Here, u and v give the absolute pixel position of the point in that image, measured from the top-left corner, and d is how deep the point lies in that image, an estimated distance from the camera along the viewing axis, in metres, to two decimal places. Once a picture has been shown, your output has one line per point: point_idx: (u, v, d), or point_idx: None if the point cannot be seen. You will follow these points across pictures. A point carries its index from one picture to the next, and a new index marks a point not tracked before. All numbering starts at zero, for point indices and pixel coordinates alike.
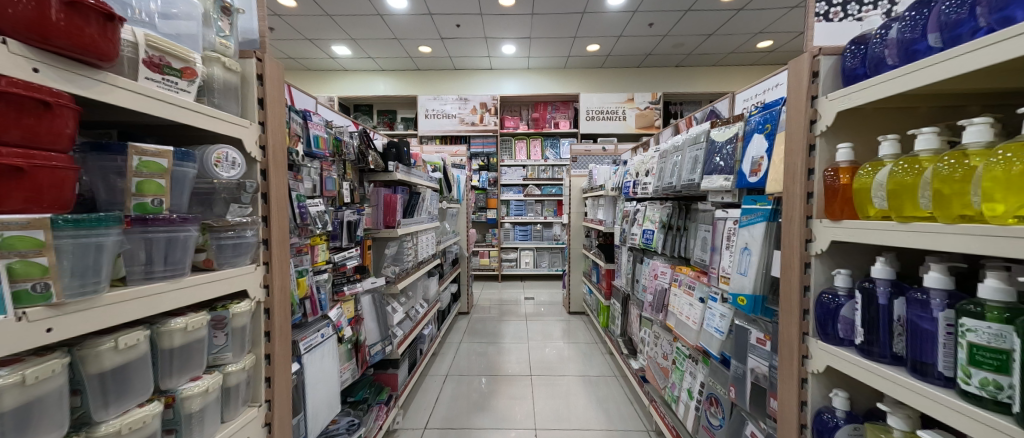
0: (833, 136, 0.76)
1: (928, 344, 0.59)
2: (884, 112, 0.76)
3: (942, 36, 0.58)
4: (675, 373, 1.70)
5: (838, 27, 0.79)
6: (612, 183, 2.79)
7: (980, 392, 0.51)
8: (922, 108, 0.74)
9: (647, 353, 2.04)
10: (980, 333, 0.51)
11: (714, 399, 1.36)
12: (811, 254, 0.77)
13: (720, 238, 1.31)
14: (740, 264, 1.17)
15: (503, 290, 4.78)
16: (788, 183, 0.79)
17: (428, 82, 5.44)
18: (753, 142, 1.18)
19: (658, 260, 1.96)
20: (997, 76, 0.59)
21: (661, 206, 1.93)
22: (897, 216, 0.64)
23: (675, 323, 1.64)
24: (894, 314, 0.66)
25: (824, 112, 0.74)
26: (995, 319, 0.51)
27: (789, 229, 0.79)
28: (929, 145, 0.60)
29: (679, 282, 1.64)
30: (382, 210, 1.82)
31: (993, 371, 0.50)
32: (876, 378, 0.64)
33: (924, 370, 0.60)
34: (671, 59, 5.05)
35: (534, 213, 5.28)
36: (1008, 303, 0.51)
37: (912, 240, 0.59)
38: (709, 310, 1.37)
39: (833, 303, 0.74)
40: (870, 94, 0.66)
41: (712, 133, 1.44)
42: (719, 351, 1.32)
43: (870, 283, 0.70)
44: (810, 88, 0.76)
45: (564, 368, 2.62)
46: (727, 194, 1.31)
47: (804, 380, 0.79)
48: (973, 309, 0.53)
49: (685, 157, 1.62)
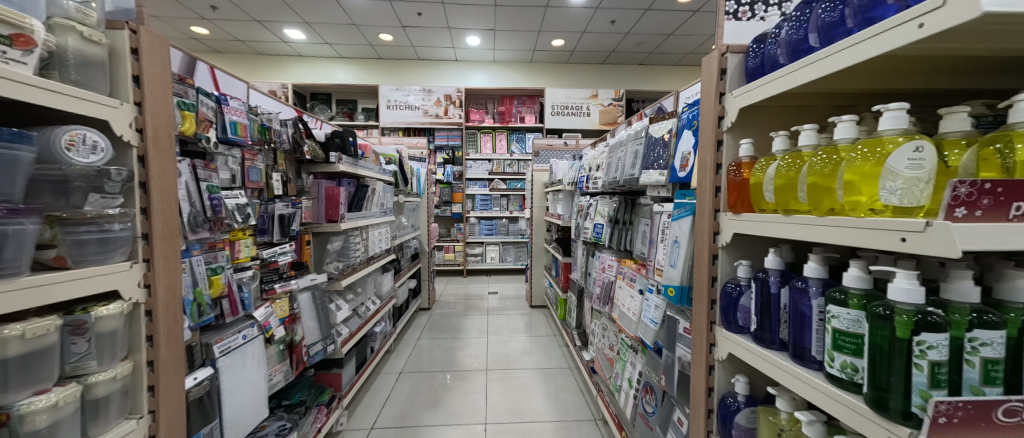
0: (738, 131, 0.79)
1: (806, 329, 0.63)
2: (784, 109, 0.80)
3: (820, 37, 0.61)
4: (619, 364, 1.73)
5: (745, 26, 0.81)
6: (569, 178, 2.81)
7: (841, 374, 0.54)
8: (817, 106, 0.79)
9: (596, 345, 2.08)
10: (841, 319, 0.55)
11: (649, 387, 1.41)
12: (718, 246, 0.80)
13: (657, 232, 1.35)
14: (672, 256, 1.21)
15: (468, 285, 4.73)
16: (701, 177, 0.82)
17: (390, 71, 5.25)
18: (683, 136, 1.21)
19: (607, 252, 1.99)
20: (870, 78, 0.63)
21: (610, 200, 1.96)
22: (783, 210, 0.68)
23: (619, 314, 1.67)
24: (781, 301, 0.69)
25: (729, 108, 0.77)
26: (855, 306, 0.54)
27: (701, 221, 0.82)
28: (809, 140, 0.63)
29: (624, 275, 1.67)
30: (323, 203, 1.72)
31: (850, 355, 0.53)
32: (765, 363, 0.68)
33: (802, 355, 0.63)
34: (634, 56, 5.16)
35: (499, 207, 5.22)
36: (866, 290, 0.54)
37: (793, 232, 0.62)
38: (647, 301, 1.40)
39: (735, 292, 0.78)
40: (765, 91, 0.68)
41: (652, 129, 1.47)
42: (653, 341, 1.35)
43: (764, 274, 0.73)
44: (718, 85, 0.79)
45: (521, 362, 2.63)
46: (663, 188, 1.35)
47: (711, 367, 0.83)
48: (839, 297, 0.56)
49: (629, 151, 1.65)
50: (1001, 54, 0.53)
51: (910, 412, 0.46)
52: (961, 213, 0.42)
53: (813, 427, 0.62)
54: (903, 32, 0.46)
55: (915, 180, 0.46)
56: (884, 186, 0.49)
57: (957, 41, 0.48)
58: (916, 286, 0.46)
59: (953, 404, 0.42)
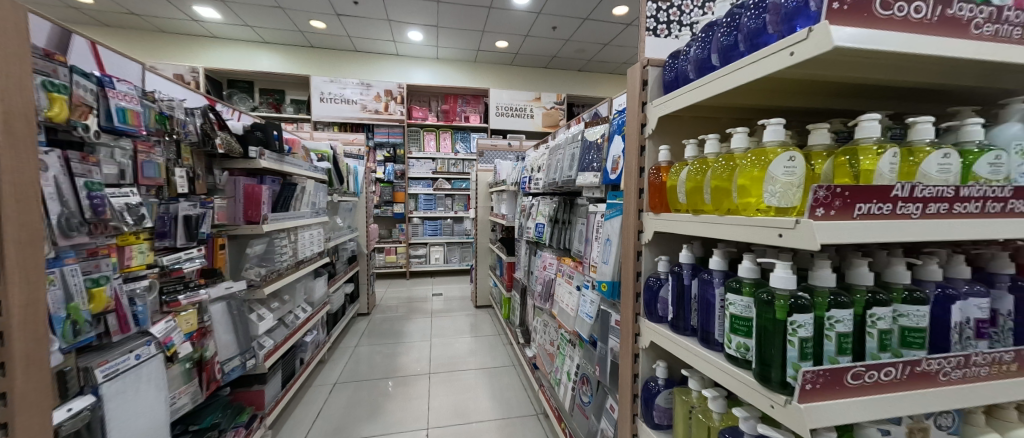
0: (658, 138, 0.87)
1: (710, 316, 0.71)
2: (696, 120, 0.89)
3: (719, 57, 0.69)
4: (558, 358, 1.79)
5: (663, 42, 0.90)
6: (512, 178, 2.85)
7: (736, 353, 0.62)
8: (721, 118, 0.89)
9: (538, 341, 2.13)
10: (736, 305, 0.62)
11: (585, 379, 1.49)
12: (642, 243, 0.87)
13: (592, 230, 1.42)
14: (604, 253, 1.28)
15: (411, 287, 4.57)
16: (627, 179, 0.88)
17: (324, 61, 4.89)
18: (614, 141, 1.29)
19: (548, 251, 2.05)
20: (760, 95, 0.72)
21: (551, 201, 2.02)
22: (691, 210, 0.75)
23: (559, 311, 1.74)
24: (692, 292, 0.77)
25: (649, 116, 0.84)
26: (747, 293, 0.62)
27: (627, 221, 0.88)
28: (713, 148, 0.71)
29: (563, 272, 1.74)
30: (241, 203, 1.56)
31: (743, 336, 0.61)
32: (678, 348, 0.75)
33: (708, 339, 0.71)
34: (574, 63, 5.38)
35: (444, 207, 5.12)
36: (755, 279, 0.62)
37: (699, 230, 0.69)
38: (583, 297, 1.47)
39: (656, 285, 0.85)
40: (677, 102, 0.75)
41: (587, 133, 1.54)
42: (589, 335, 1.42)
43: (678, 268, 0.81)
44: (641, 94, 0.86)
45: (465, 363, 2.60)
46: (597, 189, 1.43)
47: (636, 355, 0.89)
48: (735, 286, 0.64)
49: (567, 153, 1.71)
50: (851, 81, 0.65)
51: (786, 382, 0.54)
52: (820, 213, 0.50)
53: (716, 402, 0.70)
54: (779, 58, 0.53)
55: (789, 184, 0.55)
56: (766, 190, 0.57)
57: (820, 69, 0.58)
58: (790, 274, 0.55)
59: (815, 373, 0.50)
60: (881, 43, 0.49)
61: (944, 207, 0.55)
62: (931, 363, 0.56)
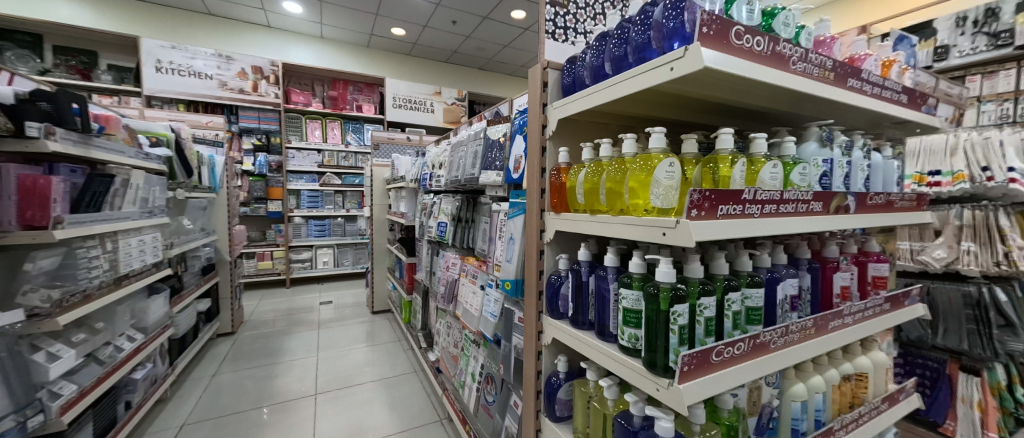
0: (558, 140, 0.89)
1: (606, 309, 0.75)
2: (591, 124, 0.94)
3: (612, 66, 0.73)
4: (462, 359, 1.75)
5: (560, 47, 0.93)
6: (411, 174, 2.70)
7: (628, 343, 0.67)
8: (612, 124, 0.96)
9: (441, 344, 2.06)
10: (628, 299, 0.67)
11: (490, 378, 1.48)
12: (544, 242, 0.89)
13: (495, 229, 1.42)
14: (508, 252, 1.28)
15: (292, 297, 3.97)
16: (529, 179, 0.90)
17: (162, 22, 3.88)
18: (515, 140, 1.30)
19: (450, 251, 1.98)
20: (643, 105, 0.79)
21: (452, 199, 1.96)
22: (588, 210, 0.79)
23: (462, 312, 1.70)
24: (590, 288, 0.81)
25: (550, 118, 0.86)
26: (636, 287, 0.67)
27: (530, 221, 0.90)
28: (607, 152, 0.75)
29: (466, 272, 1.71)
30: (13, 200, 1.11)
31: (633, 327, 0.66)
32: (578, 342, 0.78)
33: (604, 332, 0.75)
34: (475, 60, 5.38)
35: (333, 205, 4.59)
36: (642, 274, 0.68)
37: (595, 230, 0.73)
38: (487, 296, 1.46)
39: (557, 282, 0.88)
40: (575, 106, 0.78)
41: (489, 131, 1.53)
42: (493, 334, 1.42)
43: (577, 265, 0.85)
44: (542, 96, 0.88)
45: (360, 376, 2.36)
46: (500, 188, 1.42)
47: (540, 352, 0.91)
48: (627, 280, 0.69)
49: (468, 151, 1.68)
50: (711, 99, 0.76)
51: (669, 366, 0.60)
52: (694, 213, 0.56)
53: (610, 389, 0.75)
54: (661, 72, 0.58)
55: (670, 187, 0.61)
56: (652, 192, 0.63)
57: (691, 85, 0.65)
58: (670, 269, 0.61)
59: (691, 355, 0.57)
60: (735, 67, 0.58)
61: (774, 208, 0.68)
62: (766, 335, 0.68)
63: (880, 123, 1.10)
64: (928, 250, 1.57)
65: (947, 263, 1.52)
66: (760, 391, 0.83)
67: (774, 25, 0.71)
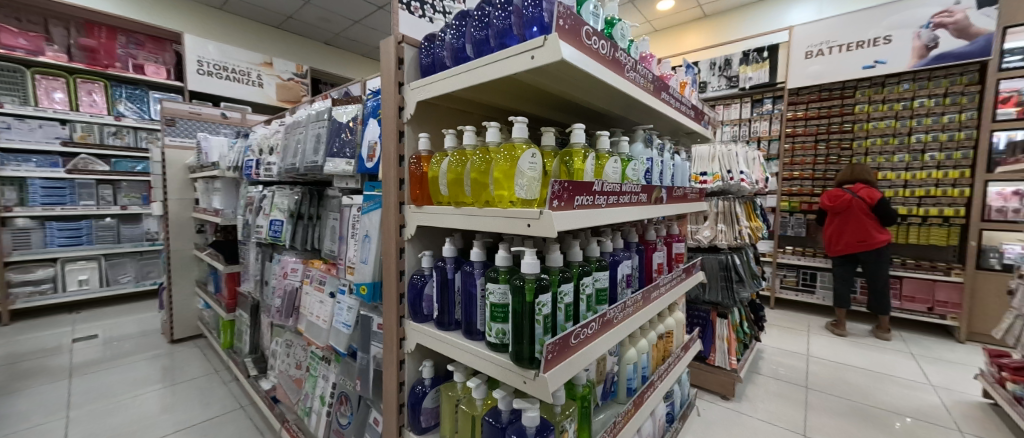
0: (417, 125, 0.81)
1: (473, 306, 0.71)
2: (453, 111, 0.89)
3: (473, 49, 0.69)
4: (308, 382, 1.47)
5: (416, 22, 0.84)
6: (228, 161, 2.12)
7: (496, 339, 0.65)
8: (475, 113, 0.93)
9: (278, 368, 1.69)
10: (495, 294, 0.64)
11: (344, 397, 1.28)
12: (404, 239, 0.80)
13: (346, 226, 1.23)
14: (363, 252, 1.11)
15: (15, 338, 2.64)
16: (385, 169, 0.79)
17: None
18: (368, 124, 1.13)
19: (288, 254, 1.64)
20: (504, 95, 0.78)
21: (288, 192, 1.61)
22: (452, 202, 0.74)
23: (306, 326, 1.42)
24: (456, 286, 0.76)
25: (407, 100, 0.77)
26: (503, 281, 0.65)
27: (387, 216, 0.79)
28: (471, 140, 0.71)
29: (311, 278, 1.44)
30: None
31: (501, 322, 0.64)
32: (444, 345, 0.73)
33: (471, 330, 0.71)
34: (317, 32, 4.64)
35: (96, 201, 3.25)
36: (509, 266, 0.66)
37: (460, 223, 0.68)
38: (338, 304, 1.26)
39: (421, 282, 0.80)
40: (434, 89, 0.71)
41: (335, 112, 1.30)
42: (346, 347, 1.23)
43: (443, 262, 0.78)
44: (397, 74, 0.77)
45: (147, 431, 1.71)
46: (351, 179, 1.23)
47: (402, 362, 0.82)
48: (494, 275, 0.66)
49: (308, 134, 1.39)
50: (563, 95, 0.80)
51: (534, 357, 0.60)
52: (556, 204, 0.57)
53: (479, 389, 0.72)
54: (521, 60, 0.57)
55: (532, 179, 0.61)
56: (517, 183, 0.61)
57: (547, 78, 0.67)
58: (535, 260, 0.61)
59: (554, 343, 0.58)
60: (586, 65, 0.61)
61: (615, 199, 0.76)
62: (611, 312, 0.77)
63: (678, 132, 1.39)
64: (700, 231, 2.08)
65: (710, 240, 2.05)
66: (605, 361, 0.94)
67: (613, 33, 0.79)
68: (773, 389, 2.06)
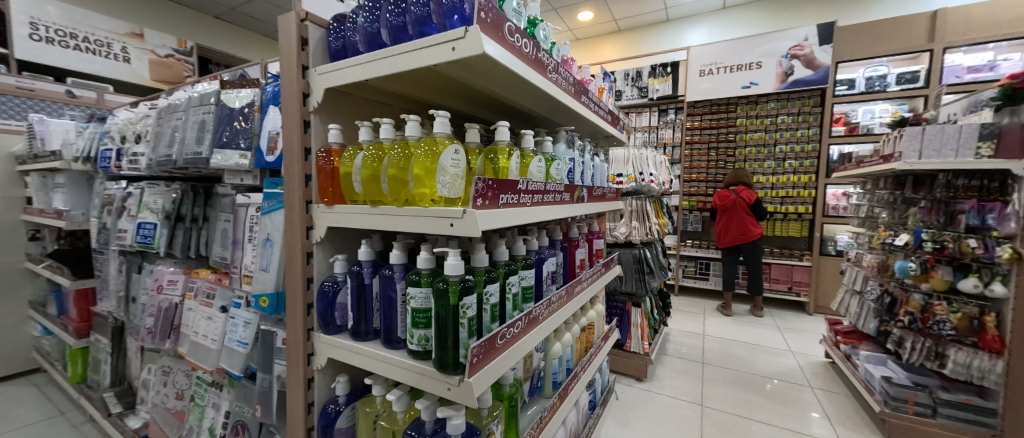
0: (327, 115, 0.73)
1: (392, 313, 0.66)
2: (370, 102, 0.82)
3: (390, 35, 0.64)
4: (194, 413, 1.24)
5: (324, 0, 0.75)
6: (75, 150, 1.70)
7: (418, 347, 0.61)
8: (396, 106, 0.88)
9: (152, 401, 1.39)
10: (417, 299, 0.60)
11: (240, 427, 1.10)
12: (311, 242, 0.71)
13: (241, 229, 1.06)
14: (263, 258, 0.96)
15: None
16: (288, 163, 0.69)
17: None
18: (268, 112, 0.99)
19: (164, 264, 1.36)
20: (426, 88, 0.74)
21: (163, 188, 1.34)
22: (368, 200, 0.67)
23: (189, 348, 1.20)
24: (374, 291, 0.70)
25: (314, 86, 0.68)
26: (426, 284, 0.61)
27: (290, 216, 0.70)
28: (389, 133, 0.65)
29: (196, 292, 1.21)
30: None
31: (423, 328, 0.60)
32: (361, 358, 0.66)
33: (391, 339, 0.66)
34: (206, 5, 3.97)
35: None
36: (432, 269, 0.62)
37: (377, 224, 0.63)
38: (232, 320, 1.08)
39: (333, 290, 0.72)
40: (345, 75, 0.64)
41: (224, 95, 1.11)
42: (242, 369, 1.06)
43: (358, 266, 0.71)
44: (300, 56, 0.68)
45: None
46: (247, 175, 1.06)
47: (311, 380, 0.73)
48: (415, 279, 0.62)
49: (189, 120, 1.17)
50: (487, 91, 0.79)
51: (458, 362, 0.57)
52: (480, 202, 0.55)
53: (400, 402, 0.67)
54: (442, 51, 0.54)
55: (456, 176, 0.59)
56: (439, 181, 0.58)
57: (470, 71, 0.65)
58: (459, 261, 0.58)
59: (480, 346, 0.56)
60: (508, 61, 0.60)
61: (540, 197, 0.77)
62: (537, 309, 0.77)
63: (597, 134, 1.47)
64: (617, 228, 2.25)
65: (625, 236, 2.23)
66: (531, 358, 0.95)
67: (535, 33, 0.80)
68: (678, 367, 2.31)
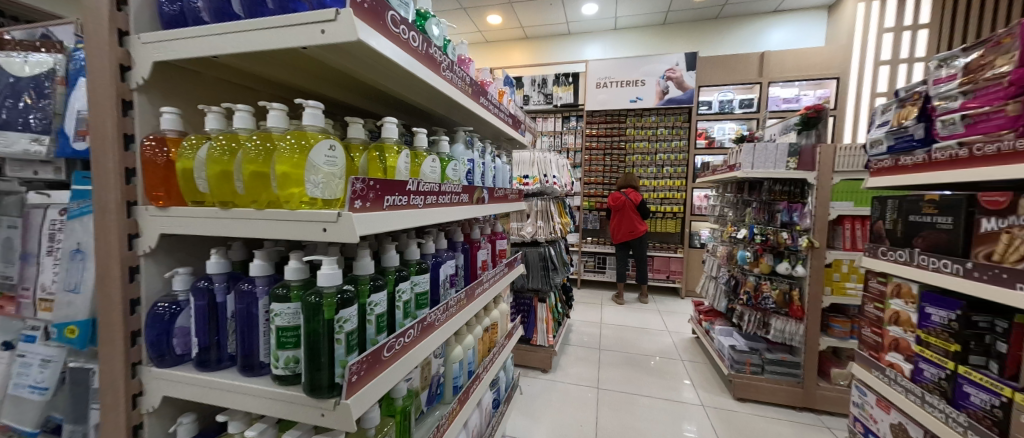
0: (158, 96, 0.59)
1: (252, 334, 0.57)
2: (225, 84, 0.71)
3: (243, 6, 0.54)
4: None
5: None
6: None
7: (284, 371, 0.53)
8: (262, 91, 0.77)
9: None
10: (283, 315, 0.53)
11: None
12: (138, 255, 0.58)
13: (35, 239, 0.77)
14: (69, 276, 0.73)
15: None
16: (96, 152, 0.54)
17: None
18: (74, 86, 0.76)
19: None
20: (296, 72, 0.66)
21: None
22: (218, 201, 0.56)
23: None
24: (228, 310, 0.59)
25: (136, 57, 0.55)
26: (295, 298, 0.54)
27: (101, 221, 0.55)
28: (245, 123, 0.56)
29: None
30: None
31: (292, 349, 0.53)
32: (208, 391, 0.55)
33: (251, 364, 0.57)
34: None
35: None
36: (304, 280, 0.55)
37: (229, 230, 0.53)
38: (20, 362, 0.78)
39: (169, 312, 0.59)
40: (181, 48, 0.53)
41: None
42: (38, 423, 0.78)
43: (205, 282, 0.59)
44: (114, 17, 0.54)
45: None
46: (45, 166, 0.78)
47: (137, 426, 0.59)
48: (282, 292, 0.53)
49: None
50: (372, 83, 0.73)
51: (335, 382, 0.52)
52: (358, 204, 0.50)
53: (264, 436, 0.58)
54: (309, 32, 0.47)
55: (331, 175, 0.52)
56: (309, 180, 0.51)
57: (347, 59, 0.59)
58: (335, 270, 0.52)
59: (360, 363, 0.51)
60: (390, 54, 0.56)
61: (434, 199, 0.74)
62: (432, 315, 0.74)
63: (499, 136, 1.49)
64: (523, 228, 2.32)
65: (531, 235, 2.32)
66: (430, 365, 0.91)
67: (426, 28, 0.77)
68: (578, 355, 2.50)
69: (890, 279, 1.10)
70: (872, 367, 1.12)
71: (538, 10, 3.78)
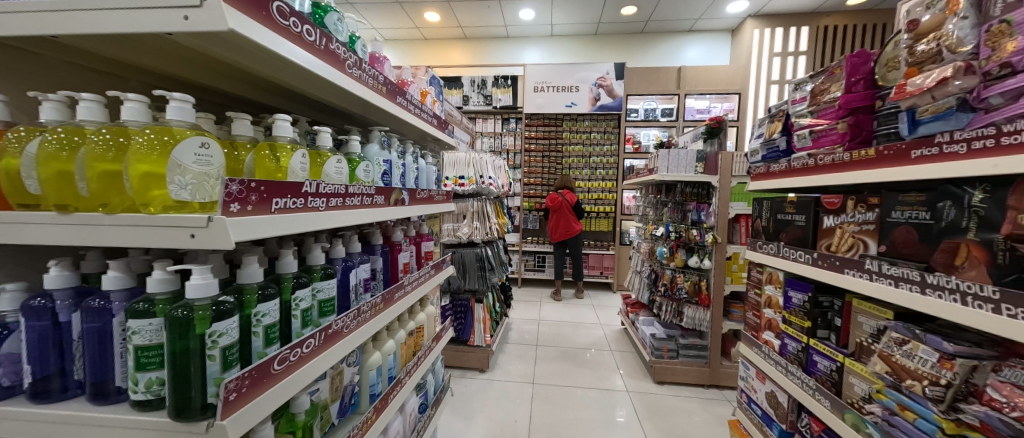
0: None
1: (105, 356, 0.51)
2: (73, 68, 0.63)
3: None
4: None
5: None
6: None
7: (145, 396, 0.48)
8: (130, 79, 0.70)
9: None
10: (142, 333, 0.47)
11: None
12: None
13: None
14: None
15: None
16: None
17: None
18: None
19: None
20: (164, 59, 0.60)
21: None
22: (55, 206, 0.48)
23: None
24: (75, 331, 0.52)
25: None
26: (160, 313, 0.48)
27: None
28: (92, 115, 0.49)
29: None
30: None
31: (155, 369, 0.48)
32: (44, 426, 0.48)
33: (104, 391, 0.50)
34: None
35: None
36: (173, 292, 0.49)
37: (70, 238, 0.46)
38: None
39: None
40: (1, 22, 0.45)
41: None
42: None
43: (43, 300, 0.51)
44: None
45: None
46: None
47: None
48: (142, 307, 0.48)
49: None
50: (261, 76, 0.68)
51: (208, 403, 0.48)
52: (235, 208, 0.46)
53: None
54: (169, 17, 0.43)
55: (203, 176, 0.48)
56: (173, 181, 0.46)
57: (223, 49, 0.54)
58: (208, 279, 0.48)
59: (239, 379, 0.47)
60: (273, 46, 0.52)
61: (340, 200, 0.71)
62: (338, 322, 0.70)
63: (425, 137, 1.46)
64: (459, 228, 2.30)
65: (467, 236, 2.31)
66: (342, 374, 0.87)
67: (326, 21, 0.72)
68: (515, 353, 2.55)
69: (765, 269, 1.29)
70: (753, 345, 1.30)
71: (477, 11, 3.78)
